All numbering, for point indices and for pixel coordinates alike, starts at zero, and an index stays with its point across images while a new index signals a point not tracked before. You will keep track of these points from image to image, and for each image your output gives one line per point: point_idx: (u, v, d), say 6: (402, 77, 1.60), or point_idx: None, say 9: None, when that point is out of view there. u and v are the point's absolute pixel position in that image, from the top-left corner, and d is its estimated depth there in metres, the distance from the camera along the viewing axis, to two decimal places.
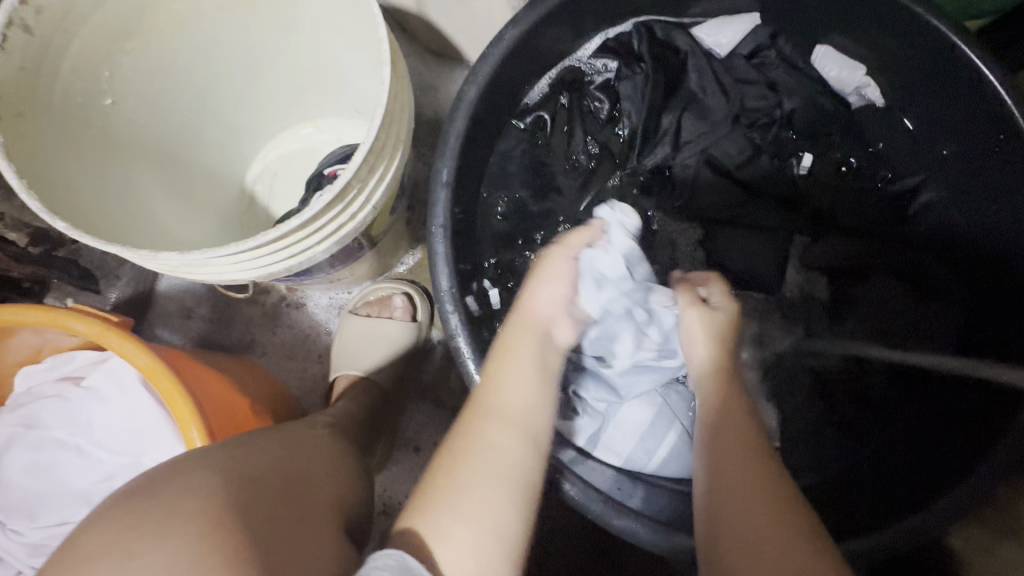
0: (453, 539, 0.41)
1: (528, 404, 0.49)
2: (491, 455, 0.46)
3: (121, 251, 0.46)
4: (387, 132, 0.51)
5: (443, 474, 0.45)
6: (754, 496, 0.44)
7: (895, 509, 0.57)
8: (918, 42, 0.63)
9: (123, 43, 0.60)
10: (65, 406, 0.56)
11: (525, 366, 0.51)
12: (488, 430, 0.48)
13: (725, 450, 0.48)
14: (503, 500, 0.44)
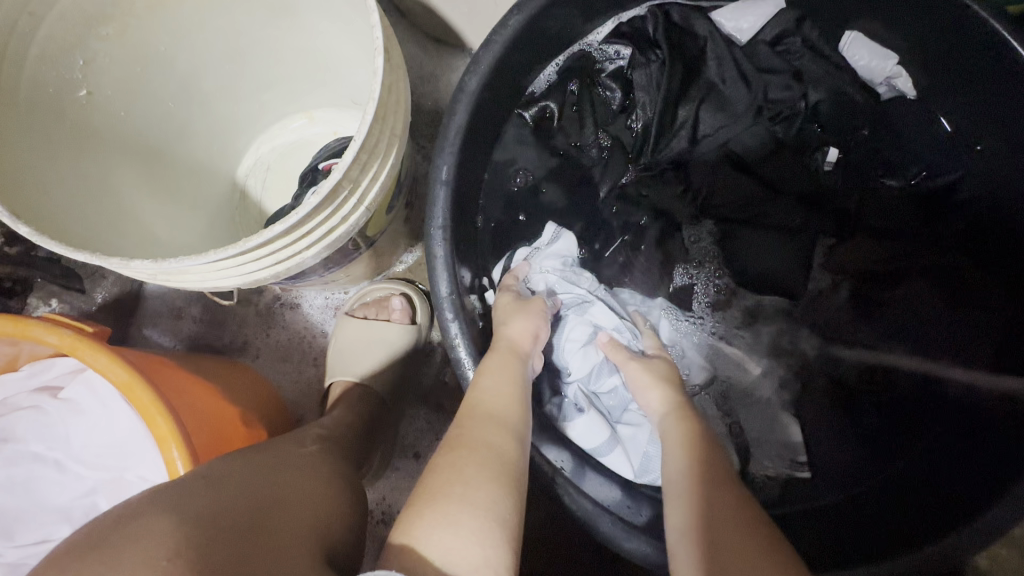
0: (456, 527, 0.39)
1: (515, 410, 0.50)
2: (484, 451, 0.45)
3: (88, 257, 0.42)
4: (381, 128, 0.47)
5: (444, 468, 0.43)
6: (711, 506, 0.43)
7: (920, 531, 0.54)
8: (956, 29, 0.58)
9: (97, 28, 0.56)
10: (42, 418, 0.53)
11: (516, 379, 0.52)
12: (488, 432, 0.47)
13: (686, 467, 0.47)
14: (504, 495, 0.42)
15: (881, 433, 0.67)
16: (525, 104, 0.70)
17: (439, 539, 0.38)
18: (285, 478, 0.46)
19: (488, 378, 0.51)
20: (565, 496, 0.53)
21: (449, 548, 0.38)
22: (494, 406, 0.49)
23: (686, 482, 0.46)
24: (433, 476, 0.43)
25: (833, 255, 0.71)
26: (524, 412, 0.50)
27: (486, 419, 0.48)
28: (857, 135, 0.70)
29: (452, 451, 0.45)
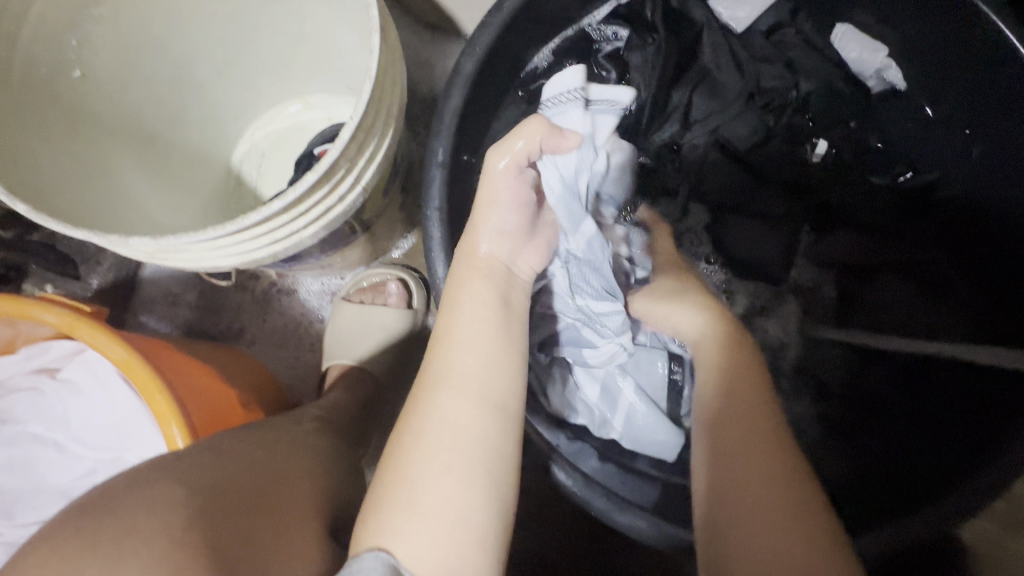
0: (413, 527, 0.39)
1: (478, 361, 0.46)
2: (433, 433, 0.43)
3: (89, 235, 0.43)
4: (377, 108, 0.47)
5: (394, 471, 0.42)
6: (760, 478, 0.43)
7: (901, 508, 0.56)
8: (944, 15, 0.60)
9: (91, 10, 0.56)
10: (42, 400, 0.53)
11: (480, 321, 0.48)
12: (441, 402, 0.44)
13: (737, 426, 0.46)
14: (458, 484, 0.41)
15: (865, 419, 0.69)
16: (523, 82, 0.70)
17: (395, 530, 0.39)
18: (286, 454, 0.47)
19: (458, 348, 0.46)
20: (554, 467, 0.54)
21: (403, 547, 0.38)
22: (457, 367, 0.46)
23: (736, 443, 0.46)
24: (388, 472, 0.42)
25: (821, 243, 0.72)
26: (493, 357, 0.47)
27: (444, 387, 0.45)
28: (848, 127, 0.71)
29: (405, 435, 0.43)
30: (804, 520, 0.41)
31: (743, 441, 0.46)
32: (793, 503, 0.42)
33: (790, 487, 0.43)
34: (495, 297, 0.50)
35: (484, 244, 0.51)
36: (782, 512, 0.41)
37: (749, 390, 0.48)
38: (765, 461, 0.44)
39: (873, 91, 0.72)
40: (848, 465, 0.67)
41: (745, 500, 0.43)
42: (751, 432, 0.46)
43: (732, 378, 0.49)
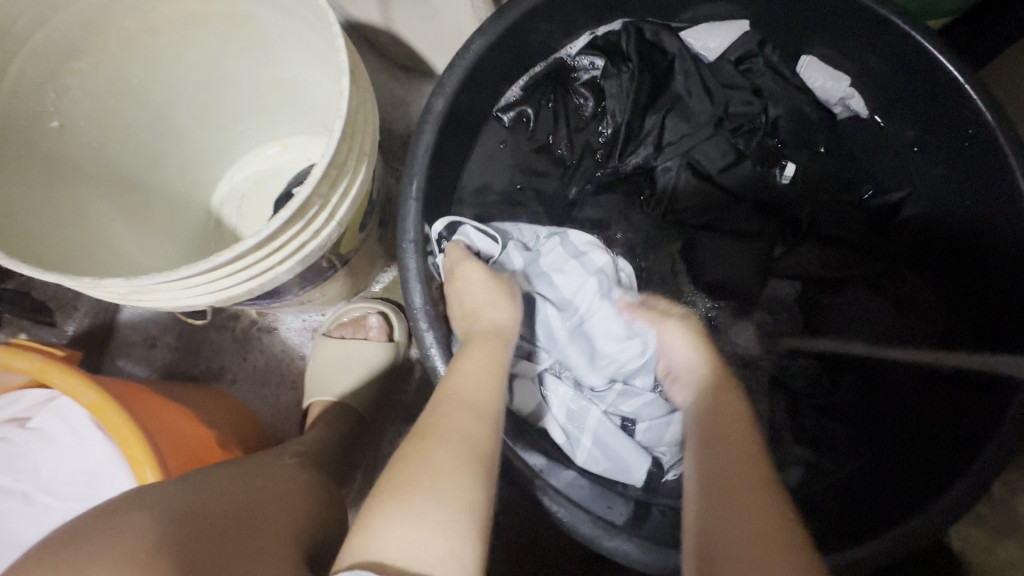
0: (415, 524, 0.39)
1: (481, 386, 0.50)
2: (439, 430, 0.45)
3: (65, 279, 0.43)
4: (349, 145, 0.49)
5: (399, 476, 0.42)
6: (727, 468, 0.44)
7: (894, 517, 0.55)
8: (887, 42, 0.65)
9: (70, 64, 0.57)
10: (10, 450, 0.52)
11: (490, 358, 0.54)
12: (450, 416, 0.47)
13: (721, 477, 0.44)
14: (470, 481, 0.42)
15: (842, 436, 0.69)
16: (503, 108, 0.73)
17: (388, 524, 0.39)
18: (262, 487, 0.47)
19: (466, 368, 0.52)
20: (541, 493, 0.53)
21: (397, 536, 0.38)
22: (464, 386, 0.50)
23: (714, 453, 0.46)
24: (392, 473, 0.42)
25: (792, 255, 0.73)
26: (493, 383, 0.51)
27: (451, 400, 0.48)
28: (820, 151, 0.74)
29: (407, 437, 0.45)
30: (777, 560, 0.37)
31: (731, 445, 0.46)
32: (748, 496, 0.42)
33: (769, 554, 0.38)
34: (495, 342, 0.56)
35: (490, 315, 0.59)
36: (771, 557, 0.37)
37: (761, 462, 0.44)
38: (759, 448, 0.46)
39: (840, 117, 0.76)
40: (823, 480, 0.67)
41: (708, 515, 0.42)
42: (724, 432, 0.48)
43: (715, 387, 0.53)
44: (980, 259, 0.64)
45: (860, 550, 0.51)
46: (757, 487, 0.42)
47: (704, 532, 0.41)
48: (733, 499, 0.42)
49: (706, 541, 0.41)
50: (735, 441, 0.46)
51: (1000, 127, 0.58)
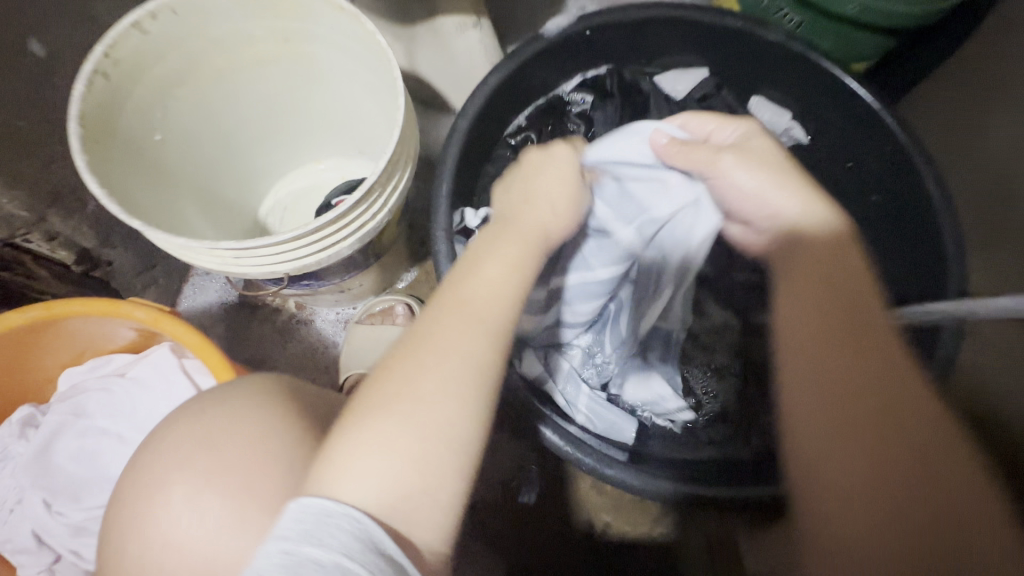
0: (388, 465, 0.41)
1: (493, 299, 0.48)
2: (436, 359, 0.45)
3: (187, 242, 0.56)
4: (401, 150, 0.63)
5: (379, 400, 0.44)
6: (831, 375, 0.51)
7: None
8: (816, 80, 0.82)
9: (175, 91, 0.70)
10: (111, 397, 0.62)
11: (492, 272, 0.50)
12: (446, 335, 0.46)
13: (817, 439, 0.51)
14: (448, 411, 0.43)
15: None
16: (511, 134, 0.89)
17: (365, 455, 0.41)
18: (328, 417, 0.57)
19: (468, 285, 0.49)
20: (544, 430, 0.65)
21: (368, 475, 0.41)
22: (479, 296, 0.48)
23: (823, 362, 0.52)
24: (378, 395, 0.44)
25: None
26: (503, 296, 0.49)
27: (451, 316, 0.47)
28: None
29: (402, 353, 0.46)
30: (895, 468, 0.47)
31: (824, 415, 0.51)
32: (892, 397, 0.49)
33: (895, 455, 0.48)
34: (517, 240, 0.53)
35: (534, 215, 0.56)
36: (866, 454, 0.48)
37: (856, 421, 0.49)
38: (875, 339, 0.51)
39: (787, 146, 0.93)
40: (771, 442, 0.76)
41: (821, 422, 0.51)
42: (831, 332, 0.52)
43: (836, 269, 0.54)
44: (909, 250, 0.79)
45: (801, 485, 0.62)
46: (852, 444, 0.49)
47: (814, 424, 0.51)
48: (887, 404, 0.49)
49: (824, 432, 0.50)
50: (842, 345, 0.52)
51: (910, 144, 0.73)
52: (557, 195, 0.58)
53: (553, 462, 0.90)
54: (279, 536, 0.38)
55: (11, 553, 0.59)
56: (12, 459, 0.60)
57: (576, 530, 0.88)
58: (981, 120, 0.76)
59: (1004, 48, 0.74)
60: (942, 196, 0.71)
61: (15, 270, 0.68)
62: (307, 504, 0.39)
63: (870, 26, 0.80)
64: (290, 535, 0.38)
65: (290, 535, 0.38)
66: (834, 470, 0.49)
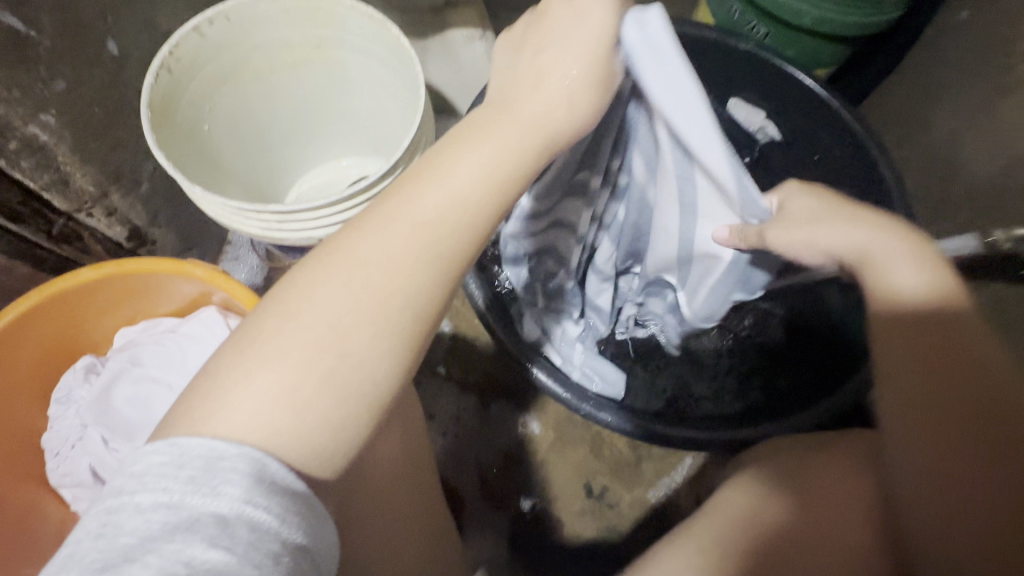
0: (304, 367, 0.40)
1: (453, 224, 0.44)
2: (379, 277, 0.42)
3: (239, 206, 0.65)
4: (420, 134, 0.73)
5: (299, 306, 0.41)
6: (924, 406, 0.48)
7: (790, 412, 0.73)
8: (784, 82, 0.93)
9: (222, 88, 0.80)
10: (163, 349, 0.71)
11: (455, 181, 0.44)
12: (387, 237, 0.43)
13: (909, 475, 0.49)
14: (366, 345, 0.41)
15: (755, 361, 0.86)
16: None
17: (288, 349, 0.40)
18: None
19: (423, 194, 0.44)
20: (532, 366, 0.73)
21: (288, 371, 0.39)
22: (442, 216, 0.44)
23: (910, 389, 0.49)
24: (294, 304, 0.41)
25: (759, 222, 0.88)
26: (455, 225, 0.44)
27: (387, 226, 0.43)
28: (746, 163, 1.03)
29: (348, 254, 0.42)
30: (959, 504, 0.47)
31: (932, 456, 0.47)
32: (991, 436, 0.46)
33: (984, 490, 0.46)
34: (509, 152, 0.46)
35: (529, 105, 0.46)
36: (980, 492, 0.46)
37: (950, 465, 0.47)
38: (981, 363, 0.47)
39: (761, 143, 1.03)
40: (745, 398, 0.83)
41: (924, 481, 0.48)
42: (919, 360, 0.48)
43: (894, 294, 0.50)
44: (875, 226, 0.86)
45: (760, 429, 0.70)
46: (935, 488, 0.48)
47: (906, 451, 0.49)
48: (980, 442, 0.46)
49: (905, 455, 0.49)
50: (942, 376, 0.48)
51: (869, 137, 0.85)
52: (546, 86, 0.46)
53: (554, 430, 0.97)
54: (150, 487, 0.35)
55: (70, 485, 0.68)
56: (75, 402, 0.69)
57: (576, 493, 0.94)
58: (925, 114, 0.87)
59: (942, 53, 0.85)
60: (897, 181, 0.82)
61: (76, 244, 0.77)
62: (186, 445, 0.36)
63: (828, 36, 0.92)
64: (173, 486, 0.35)
65: (176, 483, 0.35)
66: (918, 503, 0.48)
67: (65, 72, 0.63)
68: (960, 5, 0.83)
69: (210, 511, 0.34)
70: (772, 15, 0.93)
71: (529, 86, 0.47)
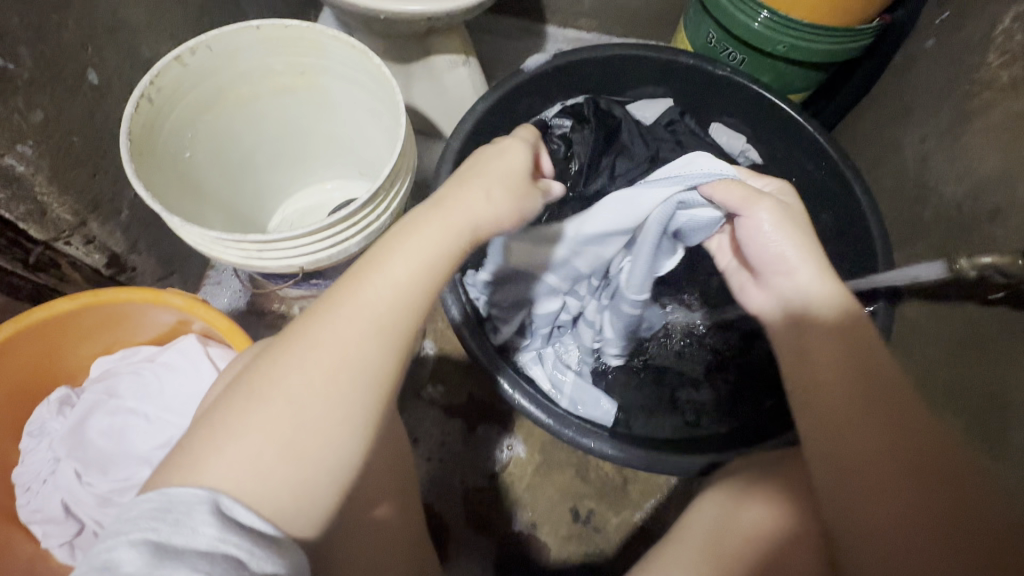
0: (265, 438, 0.39)
1: (400, 307, 0.43)
2: (331, 357, 0.41)
3: (219, 235, 0.65)
4: (402, 161, 0.74)
5: (247, 403, 0.40)
6: (850, 434, 0.49)
7: (773, 430, 0.75)
8: (761, 106, 0.96)
9: (204, 115, 0.80)
10: (140, 380, 0.70)
11: (401, 259, 0.44)
12: (336, 321, 0.42)
13: (831, 479, 0.49)
14: (334, 424, 0.41)
15: (738, 380, 0.87)
16: None
17: (250, 423, 0.39)
18: None
19: (382, 272, 0.43)
20: (514, 393, 0.73)
21: (244, 446, 0.39)
22: (394, 297, 0.43)
23: (833, 418, 0.51)
24: (249, 395, 0.40)
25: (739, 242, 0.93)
26: (411, 303, 0.44)
27: (346, 302, 0.42)
28: None
29: (300, 339, 0.42)
30: (879, 505, 0.46)
31: (843, 453, 0.49)
32: (919, 462, 0.46)
33: (926, 515, 0.45)
34: (449, 236, 0.46)
35: (467, 203, 0.47)
36: (921, 519, 0.45)
37: (865, 460, 0.48)
38: (901, 399, 0.49)
39: (744, 165, 1.06)
40: (730, 416, 0.85)
41: (844, 480, 0.48)
42: (842, 393, 0.51)
43: (818, 342, 0.55)
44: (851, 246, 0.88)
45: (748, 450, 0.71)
46: (859, 487, 0.47)
47: (838, 480, 0.49)
48: (909, 466, 0.46)
49: (837, 483, 0.49)
50: (861, 407, 0.50)
51: (842, 159, 0.87)
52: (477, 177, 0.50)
53: (539, 452, 0.97)
54: (136, 528, 0.34)
55: (40, 522, 0.66)
56: (49, 434, 0.67)
57: (562, 516, 0.93)
58: (895, 137, 0.90)
59: (910, 79, 0.88)
60: (870, 202, 0.83)
61: (53, 271, 0.76)
62: (178, 494, 0.36)
63: (801, 62, 0.95)
64: (161, 528, 0.34)
65: (164, 528, 0.34)
66: (845, 508, 0.48)
67: (44, 103, 0.63)
68: (926, 33, 0.86)
69: (184, 546, 0.33)
70: (747, 42, 0.96)
71: (460, 188, 0.48)
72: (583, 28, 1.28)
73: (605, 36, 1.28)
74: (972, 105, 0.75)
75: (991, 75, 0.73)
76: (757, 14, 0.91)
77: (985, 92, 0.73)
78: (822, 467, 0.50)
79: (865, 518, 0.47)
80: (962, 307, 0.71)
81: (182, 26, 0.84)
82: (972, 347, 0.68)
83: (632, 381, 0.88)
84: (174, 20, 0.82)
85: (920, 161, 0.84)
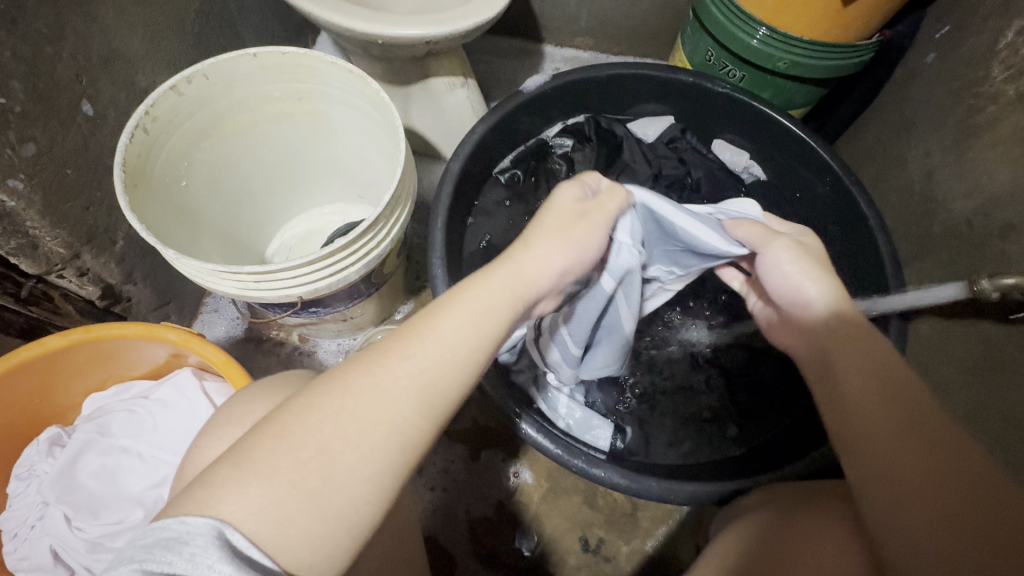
0: (279, 498, 0.36)
1: (444, 368, 0.43)
2: (368, 410, 0.40)
3: (215, 268, 0.63)
4: (402, 187, 0.72)
5: (278, 423, 0.39)
6: (879, 454, 0.47)
7: (792, 456, 0.72)
8: (763, 123, 0.95)
9: (200, 143, 0.79)
10: (134, 418, 0.68)
11: (460, 319, 0.44)
12: (384, 372, 0.41)
13: (876, 497, 0.46)
14: (354, 476, 0.39)
15: (750, 402, 0.85)
16: (500, 171, 1.00)
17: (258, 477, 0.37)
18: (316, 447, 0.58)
19: (443, 319, 0.44)
20: (521, 420, 0.70)
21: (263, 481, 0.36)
22: (439, 353, 0.43)
23: (867, 432, 0.49)
24: (272, 419, 0.39)
25: None
26: (460, 362, 0.43)
27: (398, 349, 0.42)
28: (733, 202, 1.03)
29: (339, 390, 0.40)
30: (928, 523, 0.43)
31: (884, 470, 0.46)
32: (939, 453, 0.45)
33: (955, 514, 0.42)
34: (506, 304, 0.46)
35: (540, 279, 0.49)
36: (946, 507, 0.43)
37: (913, 477, 0.45)
38: (915, 394, 0.49)
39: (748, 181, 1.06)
40: (747, 440, 0.82)
41: (890, 498, 0.45)
42: (862, 400, 0.50)
43: (846, 359, 0.53)
44: (858, 263, 0.87)
45: (768, 475, 0.68)
46: (908, 505, 0.44)
47: (864, 478, 0.47)
48: (929, 463, 0.45)
49: (883, 503, 0.46)
50: (877, 405, 0.49)
51: (847, 174, 0.85)
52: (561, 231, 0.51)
53: (546, 479, 0.94)
54: (149, 559, 0.32)
55: (27, 570, 0.63)
56: (37, 477, 0.65)
57: (571, 546, 0.90)
58: (899, 152, 0.89)
59: (912, 93, 0.87)
60: (876, 218, 0.81)
61: (46, 305, 0.74)
62: (195, 524, 0.34)
63: (802, 78, 0.95)
64: (177, 562, 0.32)
65: (180, 563, 0.32)
66: (895, 528, 0.44)
67: (37, 136, 0.62)
68: (926, 47, 0.86)
69: None
70: (746, 59, 0.95)
71: (524, 261, 0.48)
72: (580, 47, 1.28)
73: (602, 54, 1.28)
74: (978, 120, 0.74)
75: (996, 89, 0.72)
76: (755, 31, 0.91)
77: (991, 107, 0.73)
78: (867, 488, 0.47)
79: (917, 534, 0.43)
80: (978, 325, 0.69)
81: (178, 53, 0.83)
82: (992, 368, 0.66)
83: (643, 404, 0.85)
84: (170, 47, 0.81)
85: (925, 176, 0.83)
